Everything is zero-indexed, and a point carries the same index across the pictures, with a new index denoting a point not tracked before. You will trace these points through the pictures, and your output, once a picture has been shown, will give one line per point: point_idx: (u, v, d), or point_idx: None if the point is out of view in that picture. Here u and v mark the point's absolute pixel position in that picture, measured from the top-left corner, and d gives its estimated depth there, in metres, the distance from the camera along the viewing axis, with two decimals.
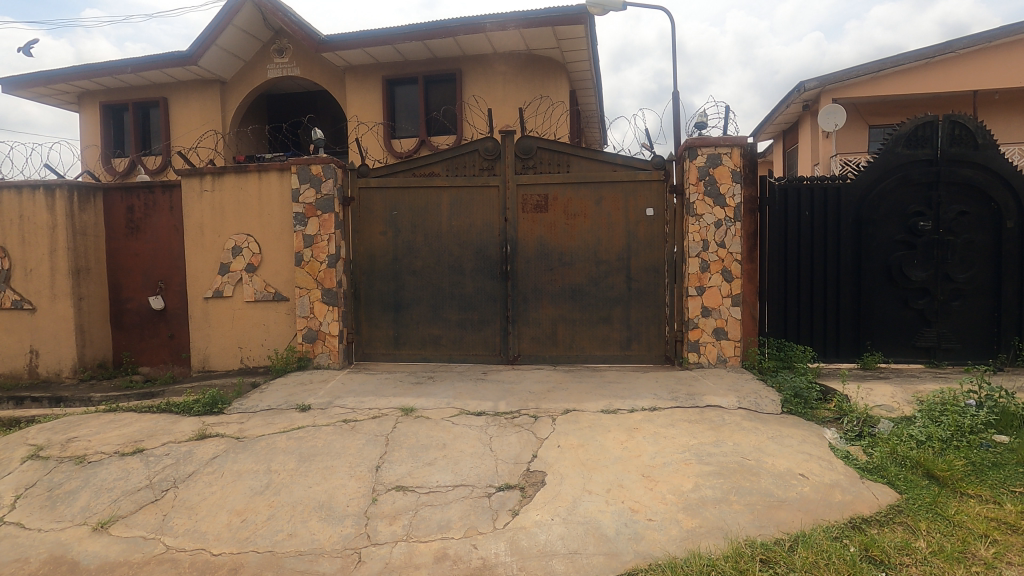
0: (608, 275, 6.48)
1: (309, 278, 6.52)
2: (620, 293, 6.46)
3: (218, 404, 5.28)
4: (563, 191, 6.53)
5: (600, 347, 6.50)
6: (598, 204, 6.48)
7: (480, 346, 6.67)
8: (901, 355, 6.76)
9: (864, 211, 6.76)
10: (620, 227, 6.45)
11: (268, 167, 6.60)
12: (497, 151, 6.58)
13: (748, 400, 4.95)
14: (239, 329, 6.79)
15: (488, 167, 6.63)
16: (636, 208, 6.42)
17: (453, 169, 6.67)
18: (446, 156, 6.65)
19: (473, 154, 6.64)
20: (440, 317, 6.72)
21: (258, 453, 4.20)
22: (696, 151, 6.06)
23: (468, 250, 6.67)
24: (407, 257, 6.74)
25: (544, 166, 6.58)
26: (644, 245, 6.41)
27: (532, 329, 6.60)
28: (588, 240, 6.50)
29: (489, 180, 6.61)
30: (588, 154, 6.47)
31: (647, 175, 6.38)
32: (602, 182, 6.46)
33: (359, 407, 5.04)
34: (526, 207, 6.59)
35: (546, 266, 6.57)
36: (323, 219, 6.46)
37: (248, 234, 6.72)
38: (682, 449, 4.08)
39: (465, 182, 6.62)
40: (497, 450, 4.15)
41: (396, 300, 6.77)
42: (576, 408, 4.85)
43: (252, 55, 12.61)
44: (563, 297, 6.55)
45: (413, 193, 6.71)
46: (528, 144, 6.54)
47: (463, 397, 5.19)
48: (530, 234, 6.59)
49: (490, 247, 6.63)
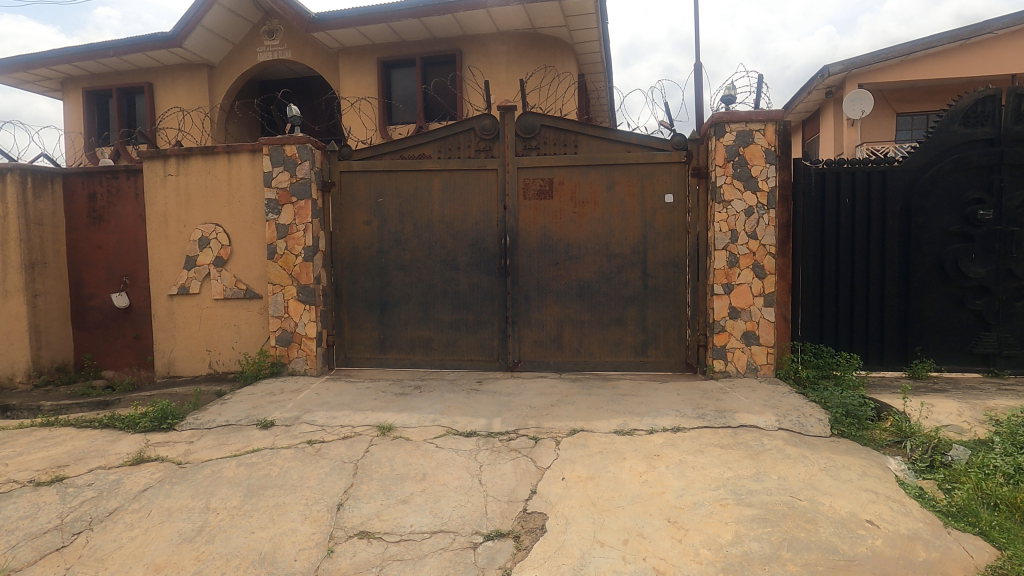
0: (621, 271, 5.70)
1: (283, 273, 5.80)
2: (635, 291, 5.68)
3: (167, 419, 4.53)
4: (569, 174, 5.76)
5: (611, 352, 5.73)
6: (610, 190, 5.70)
7: (476, 350, 5.92)
8: (955, 363, 5.95)
9: (914, 198, 5.93)
10: (635, 216, 5.66)
11: (238, 148, 5.87)
12: (495, 130, 5.82)
13: (790, 419, 4.16)
14: (207, 330, 6.07)
15: (486, 148, 5.87)
16: (653, 194, 5.64)
17: (445, 151, 5.91)
18: (438, 135, 5.90)
19: (468, 134, 5.89)
20: (431, 318, 5.97)
21: (198, 485, 3.46)
22: (724, 128, 5.25)
23: (463, 242, 5.91)
24: (393, 250, 5.99)
25: (548, 146, 5.80)
26: (663, 236, 5.63)
27: (535, 332, 5.83)
28: (598, 231, 5.72)
29: (486, 163, 5.84)
30: (598, 133, 5.69)
31: (665, 156, 5.60)
32: (615, 165, 5.68)
33: (329, 425, 4.30)
34: (528, 193, 5.81)
35: (551, 261, 5.80)
36: (298, 207, 5.73)
37: (216, 223, 6.00)
38: (715, 485, 3.31)
39: (459, 165, 5.86)
40: (488, 484, 3.40)
41: (381, 298, 6.02)
42: (585, 428, 4.09)
43: (241, 38, 11.89)
44: (570, 295, 5.78)
45: (401, 178, 5.95)
46: (531, 121, 5.77)
47: (451, 413, 4.43)
48: (533, 224, 5.82)
49: (488, 238, 5.87)
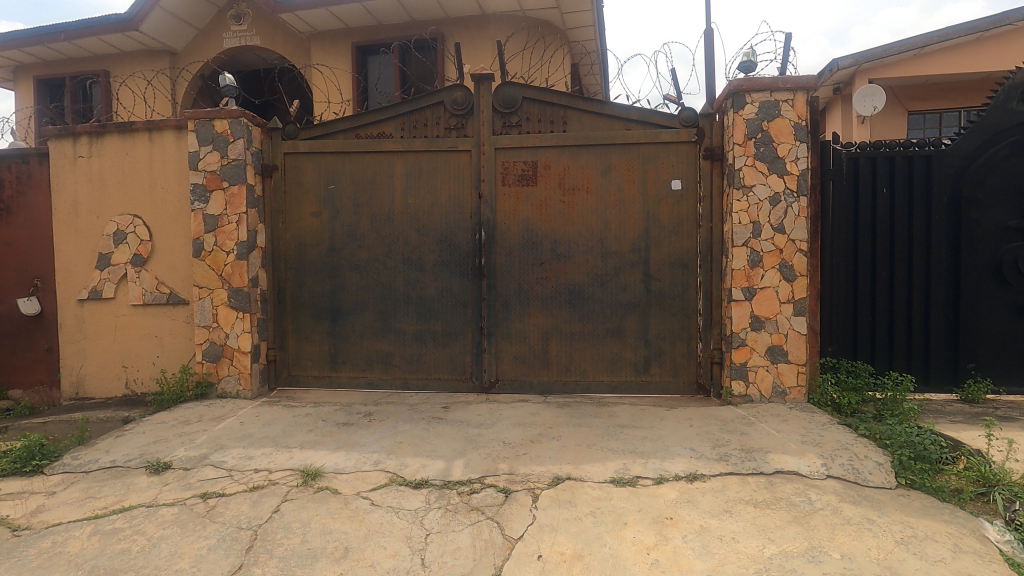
0: (619, 272, 4.74)
1: (211, 274, 4.81)
2: (635, 296, 4.72)
3: (34, 460, 3.50)
4: (557, 156, 4.81)
5: (607, 371, 4.76)
6: (606, 175, 4.75)
7: (445, 368, 4.93)
8: (1015, 383, 5.01)
9: (964, 187, 5.01)
10: (637, 207, 4.71)
11: (159, 124, 4.89)
12: (468, 103, 4.88)
13: (840, 462, 3.18)
14: (124, 343, 5.07)
15: (457, 126, 4.92)
16: (657, 180, 4.69)
17: (410, 130, 4.96)
18: (401, 111, 4.96)
19: (437, 108, 4.96)
20: (391, 329, 4.99)
21: (25, 566, 2.46)
22: (744, 98, 4.32)
23: (429, 238, 4.94)
24: (347, 247, 5.01)
25: (532, 123, 4.85)
26: (669, 230, 4.68)
27: (515, 346, 4.85)
28: (591, 225, 4.77)
29: (458, 143, 4.89)
30: (591, 107, 4.76)
31: (671, 134, 4.66)
32: (611, 144, 4.74)
33: (239, 469, 3.29)
34: (507, 178, 4.85)
35: (535, 260, 4.83)
36: (229, 194, 4.75)
37: (135, 215, 5.01)
38: (753, 569, 2.33)
39: (425, 146, 4.91)
40: (432, 567, 2.41)
41: (332, 304, 5.04)
42: (573, 476, 3.11)
43: (207, 23, 10.95)
44: (557, 302, 4.81)
45: (356, 161, 4.99)
46: (511, 94, 4.83)
47: (401, 453, 3.44)
48: (513, 216, 4.85)
49: (459, 234, 4.90)
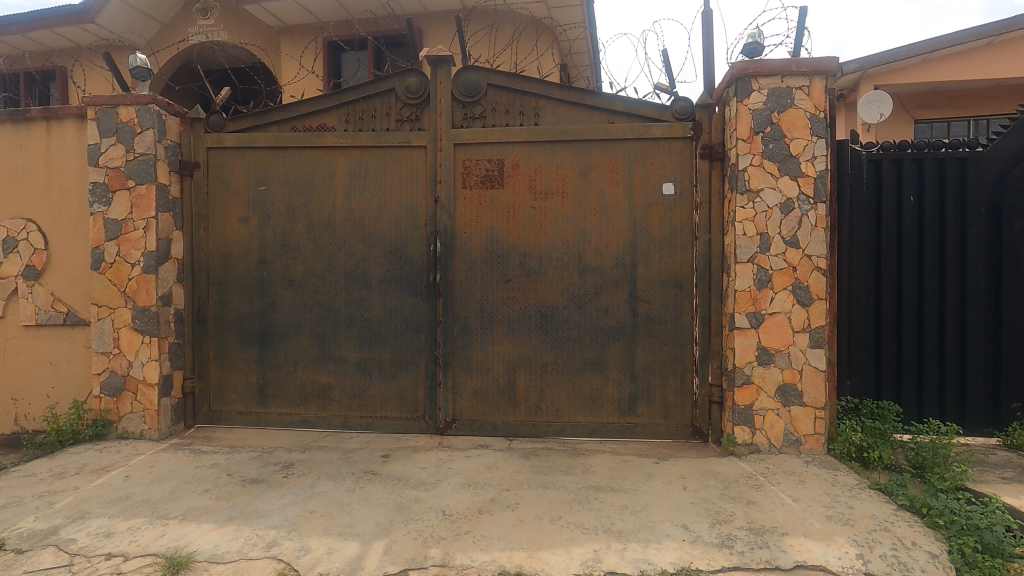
0: (600, 292, 3.97)
1: (113, 290, 4.03)
2: (619, 321, 3.96)
3: None
4: (527, 154, 4.06)
5: (585, 410, 3.97)
6: (585, 176, 3.99)
7: (393, 403, 4.14)
8: None
9: (1005, 195, 4.28)
10: (622, 215, 3.96)
11: (58, 111, 4.13)
12: (424, 91, 4.15)
13: (881, 552, 2.39)
14: (13, 371, 4.27)
15: (411, 118, 4.18)
16: (645, 182, 3.95)
17: (355, 122, 4.22)
18: (346, 100, 4.22)
19: (388, 97, 4.22)
20: (330, 357, 4.20)
21: None
22: (750, 85, 3.58)
23: (376, 250, 4.17)
24: (279, 259, 4.24)
25: (498, 115, 4.11)
26: (659, 242, 3.92)
27: (476, 378, 4.06)
28: (567, 236, 4.00)
29: (411, 138, 4.15)
30: (567, 96, 4.02)
31: (663, 128, 3.92)
32: (591, 140, 4.00)
33: (85, 554, 2.49)
34: (468, 179, 4.09)
35: (500, 277, 4.05)
36: (136, 195, 3.99)
37: (29, 219, 4.23)
38: None
39: (373, 141, 4.17)
40: None
41: (261, 326, 4.25)
42: (524, 572, 2.31)
43: (173, 17, 10.26)
44: (526, 327, 4.02)
45: (292, 158, 4.24)
46: (474, 80, 4.09)
47: (305, 530, 2.63)
48: (475, 225, 4.08)
49: (411, 244, 4.14)
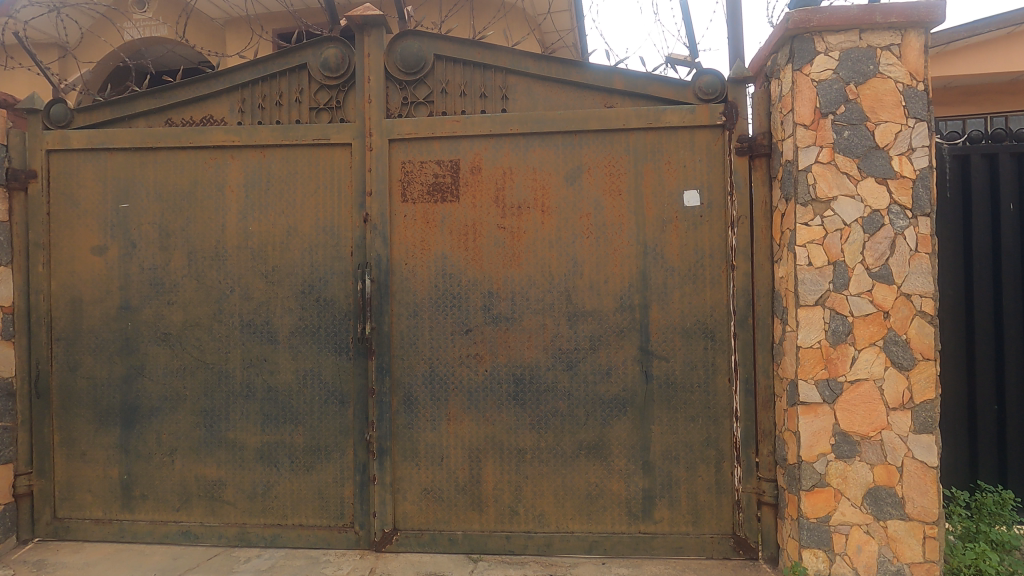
0: (599, 347, 2.79)
1: None
2: (626, 388, 2.78)
3: None
4: (491, 152, 2.89)
5: (580, 515, 2.79)
6: (574, 181, 2.83)
7: (309, 505, 2.93)
8: None
9: None
10: (627, 236, 2.79)
11: None
12: (347, 67, 2.98)
13: None
14: None
15: (330, 105, 3.01)
16: (659, 188, 2.79)
17: (255, 112, 3.04)
18: (240, 82, 3.03)
19: (299, 76, 3.04)
20: (220, 443, 2.98)
21: None
22: (814, 45, 2.44)
23: (285, 291, 2.98)
24: (148, 305, 3.02)
25: (450, 99, 2.94)
26: (680, 274, 2.77)
27: (425, 472, 2.87)
28: (549, 267, 2.83)
29: (330, 131, 2.96)
30: (547, 70, 2.87)
31: (682, 113, 2.77)
32: (582, 131, 2.84)
33: None
34: (409, 190, 2.92)
35: (457, 327, 2.86)
36: None
37: None
38: None
39: (277, 137, 2.99)
40: None
41: (125, 398, 3.03)
42: None
43: None
44: (494, 399, 2.83)
45: (166, 163, 3.03)
46: (416, 51, 2.93)
47: None
48: (421, 253, 2.90)
49: (332, 281, 2.95)
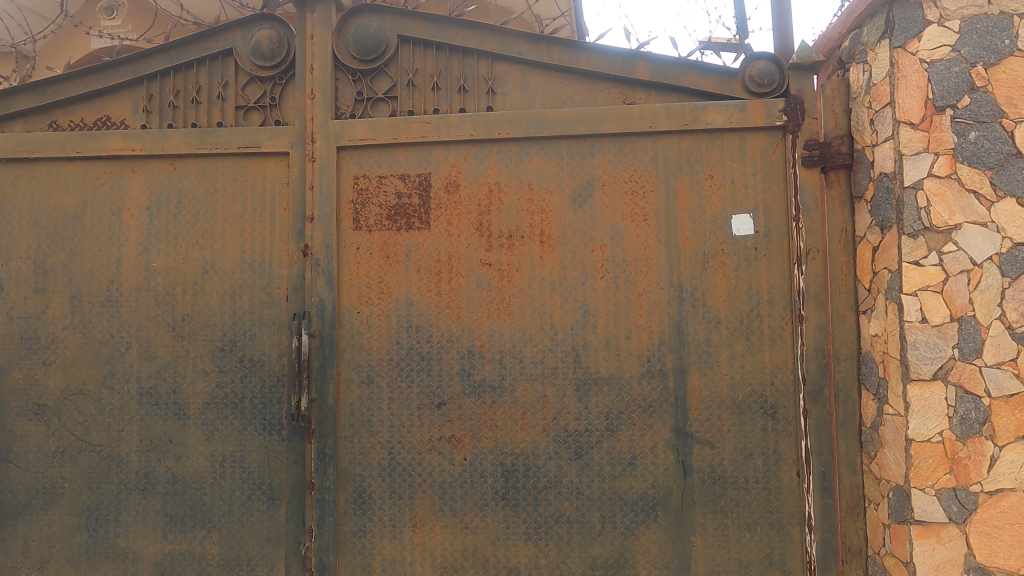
0: (618, 429, 2.05)
1: None
2: (656, 485, 2.03)
3: None
4: (473, 163, 2.16)
5: None
6: (582, 203, 2.11)
7: None
8: None
9: None
10: (655, 276, 2.07)
11: None
12: (285, 53, 2.27)
13: None
14: None
15: (262, 103, 2.29)
16: (697, 213, 2.07)
17: (164, 112, 2.32)
18: (145, 73, 2.32)
19: (223, 65, 2.33)
20: (109, 554, 2.22)
21: None
22: (923, 12, 1.74)
23: (198, 348, 2.24)
24: (18, 366, 2.28)
25: (419, 94, 2.22)
26: (728, 329, 2.04)
27: None
28: (551, 318, 2.09)
29: (261, 137, 2.25)
30: (546, 56, 2.16)
31: (728, 110, 2.06)
32: (593, 136, 2.12)
33: None
34: (363, 214, 2.19)
35: (425, 398, 2.12)
36: None
37: None
38: None
39: (191, 145, 2.27)
40: None
41: None
42: None
43: None
44: (476, 498, 2.08)
45: (47, 179, 2.31)
46: (374, 31, 2.22)
47: None
48: (378, 298, 2.16)
49: (261, 336, 2.22)
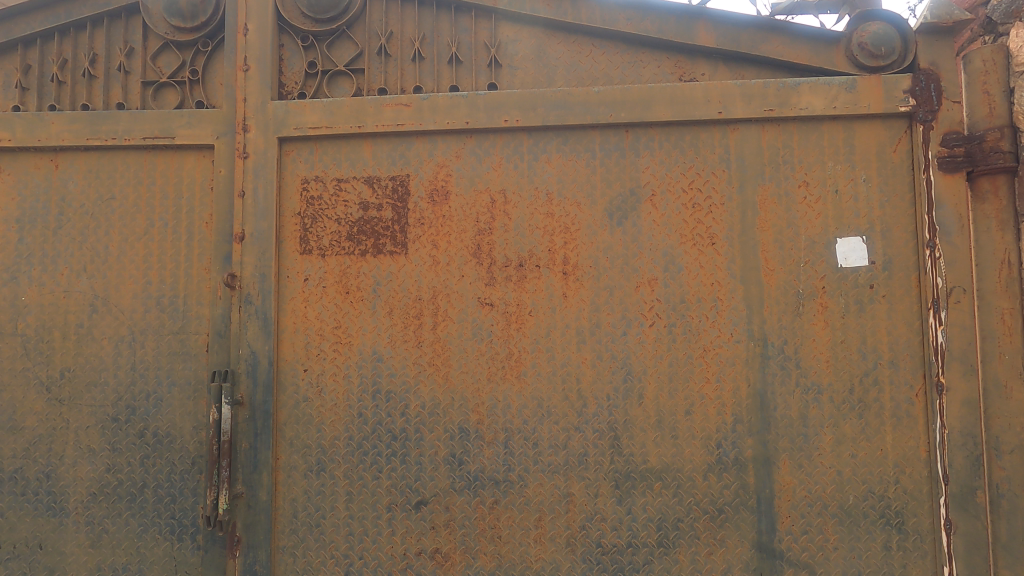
0: (675, 545, 1.42)
1: None
2: None
3: None
4: (469, 163, 1.54)
5: None
6: (623, 220, 1.50)
7: None
8: None
9: None
10: (727, 324, 1.45)
11: None
12: (211, 9, 1.65)
13: None
14: None
15: (180, 78, 1.67)
16: (786, 235, 1.46)
17: (46, 89, 1.69)
18: (21, 36, 1.69)
19: (128, 26, 1.70)
20: None
21: None
22: None
23: (82, 416, 1.60)
24: None
25: (394, 67, 1.60)
26: (832, 401, 1.42)
27: None
28: (578, 382, 1.47)
29: (175, 124, 1.63)
30: (573, 14, 1.55)
31: (831, 90, 1.45)
32: (638, 126, 1.51)
33: None
34: (315, 231, 1.57)
35: (397, 496, 1.49)
36: None
37: None
38: None
39: (79, 133, 1.64)
40: None
41: None
42: None
43: None
44: None
45: None
46: None
47: None
48: (333, 350, 1.54)
49: (170, 401, 1.59)
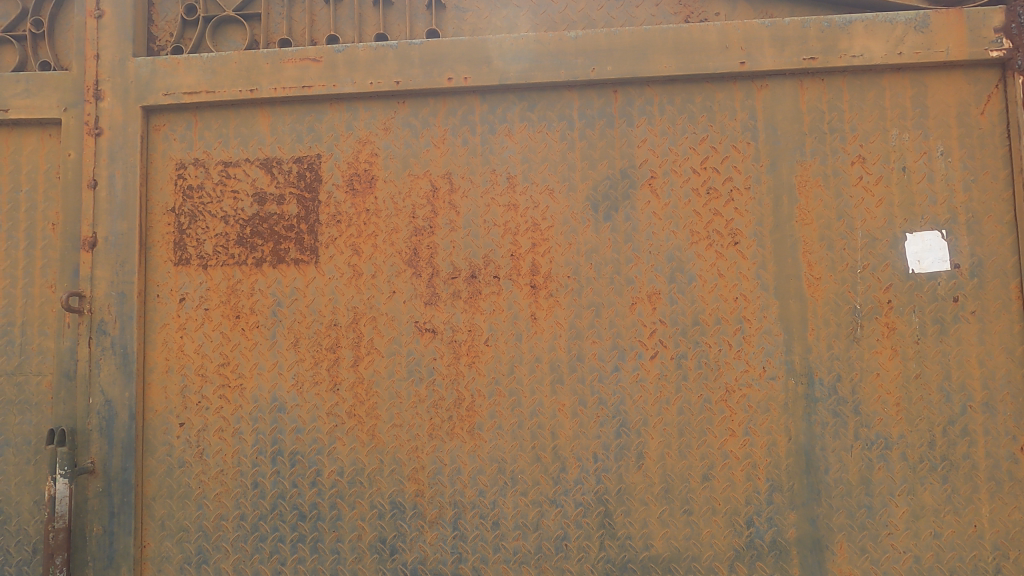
0: None
1: None
2: None
3: None
4: (401, 138, 1.14)
5: None
6: (612, 212, 1.09)
7: None
8: None
9: None
10: (758, 355, 1.05)
11: None
12: None
13: None
14: None
15: (17, 30, 1.24)
16: (837, 231, 1.06)
17: None
18: None
19: None
20: None
21: None
22: None
23: None
24: None
25: (302, 11, 1.19)
26: (905, 460, 1.02)
27: None
28: (553, 437, 1.06)
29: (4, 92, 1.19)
30: None
31: (895, 30, 1.05)
32: (631, 83, 1.11)
33: None
34: (195, 235, 1.15)
35: None
36: None
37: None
38: None
39: None
40: None
41: None
42: None
43: None
44: None
45: None
46: None
47: None
48: (218, 397, 1.12)
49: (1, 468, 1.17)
